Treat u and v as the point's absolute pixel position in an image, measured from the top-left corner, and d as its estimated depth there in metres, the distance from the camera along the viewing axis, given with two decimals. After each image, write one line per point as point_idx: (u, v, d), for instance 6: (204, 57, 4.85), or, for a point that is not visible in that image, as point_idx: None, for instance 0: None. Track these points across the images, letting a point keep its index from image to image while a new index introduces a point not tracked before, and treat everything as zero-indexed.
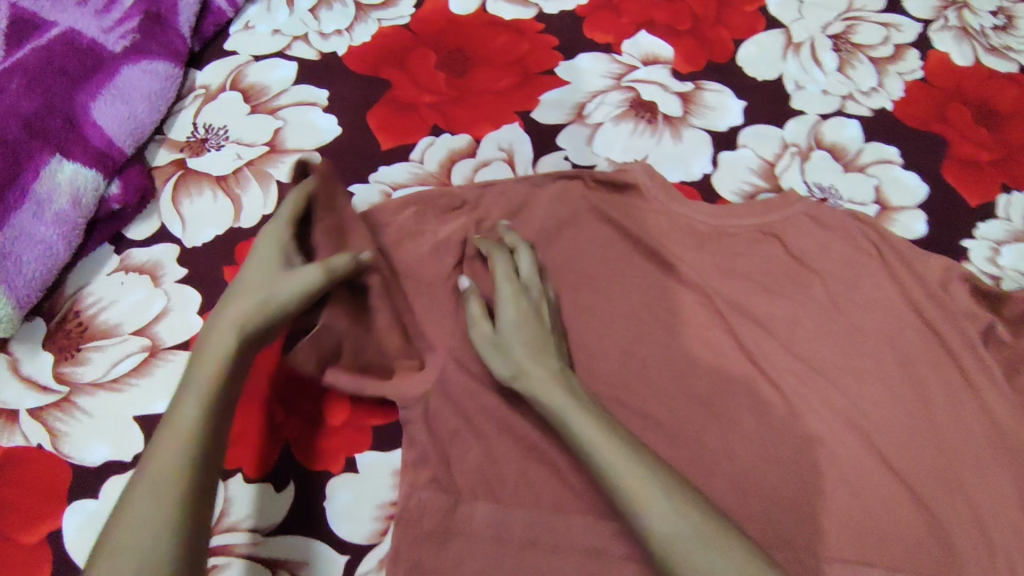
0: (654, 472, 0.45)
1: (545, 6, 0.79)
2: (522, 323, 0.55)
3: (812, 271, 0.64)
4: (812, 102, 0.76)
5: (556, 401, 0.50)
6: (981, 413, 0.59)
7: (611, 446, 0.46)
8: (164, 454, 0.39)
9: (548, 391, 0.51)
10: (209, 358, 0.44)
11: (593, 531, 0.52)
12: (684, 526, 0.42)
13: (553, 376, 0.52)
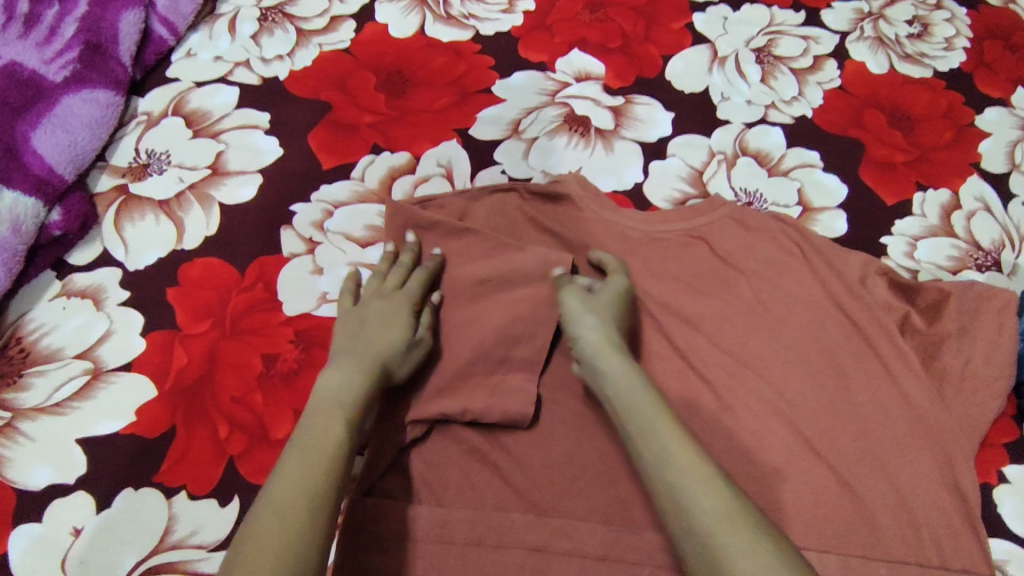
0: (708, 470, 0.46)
1: (481, 28, 0.82)
2: (583, 322, 0.57)
3: (736, 270, 0.68)
4: (736, 112, 0.80)
5: (623, 392, 0.52)
6: (899, 397, 0.62)
7: (677, 443, 0.48)
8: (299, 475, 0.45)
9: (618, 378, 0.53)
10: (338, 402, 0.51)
11: (535, 528, 0.53)
12: (722, 512, 0.43)
13: (625, 372, 0.53)
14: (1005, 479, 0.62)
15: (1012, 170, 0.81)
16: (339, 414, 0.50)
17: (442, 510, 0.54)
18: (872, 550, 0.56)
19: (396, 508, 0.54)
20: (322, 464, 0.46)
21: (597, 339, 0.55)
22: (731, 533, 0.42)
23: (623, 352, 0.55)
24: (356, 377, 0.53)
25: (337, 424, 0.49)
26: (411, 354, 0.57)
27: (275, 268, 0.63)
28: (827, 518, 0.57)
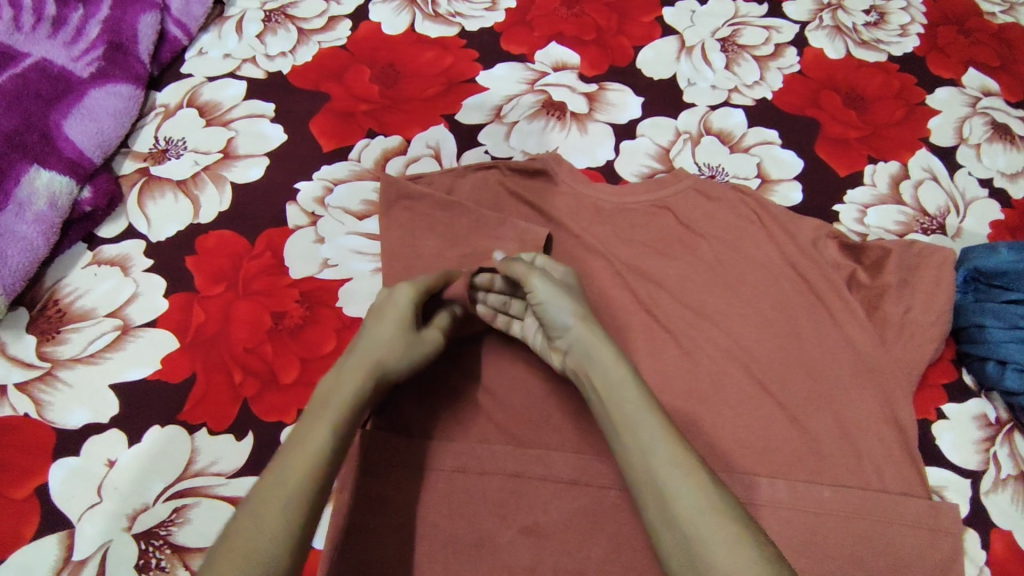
0: (684, 453, 0.49)
1: (467, 24, 0.90)
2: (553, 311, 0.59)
3: (698, 235, 0.74)
4: (702, 96, 0.88)
5: (612, 387, 0.54)
6: (845, 343, 0.68)
7: (659, 433, 0.50)
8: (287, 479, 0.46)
9: (599, 370, 0.55)
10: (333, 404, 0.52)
11: (513, 458, 0.60)
12: (699, 495, 0.47)
13: (602, 353, 0.56)
14: (943, 416, 0.68)
15: (959, 143, 0.87)
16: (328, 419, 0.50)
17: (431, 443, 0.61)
18: (818, 476, 0.63)
19: (390, 440, 0.60)
20: (302, 475, 0.46)
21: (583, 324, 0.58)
22: (709, 521, 0.46)
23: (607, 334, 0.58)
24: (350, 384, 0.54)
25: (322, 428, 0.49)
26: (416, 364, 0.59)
27: (281, 239, 0.70)
28: (777, 449, 0.64)
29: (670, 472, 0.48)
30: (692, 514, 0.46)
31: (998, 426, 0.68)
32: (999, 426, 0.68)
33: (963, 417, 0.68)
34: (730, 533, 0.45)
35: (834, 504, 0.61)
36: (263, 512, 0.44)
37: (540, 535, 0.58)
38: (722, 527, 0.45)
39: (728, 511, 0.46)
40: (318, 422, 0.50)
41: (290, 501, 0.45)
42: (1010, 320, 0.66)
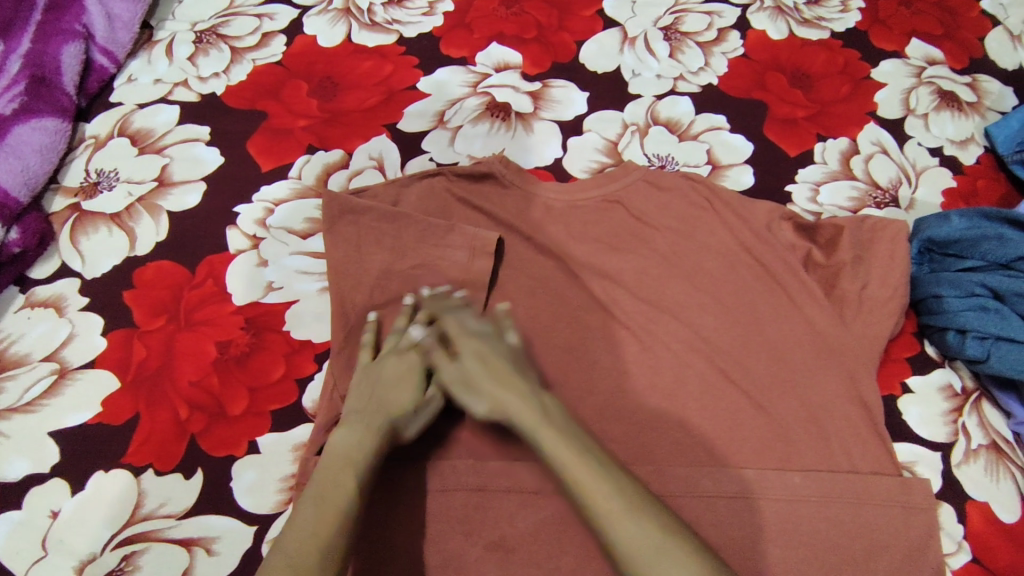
0: (612, 488, 0.48)
1: (404, 31, 0.88)
2: (484, 355, 0.60)
3: (650, 228, 0.73)
4: (647, 86, 0.87)
5: (530, 427, 0.54)
6: (805, 324, 0.68)
7: (591, 477, 0.49)
8: (306, 532, 0.47)
9: (515, 409, 0.55)
10: (346, 456, 0.53)
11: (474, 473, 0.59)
12: (636, 537, 0.46)
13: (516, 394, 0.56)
14: (907, 390, 0.68)
15: (907, 115, 0.87)
16: (351, 472, 0.52)
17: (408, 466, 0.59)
18: (786, 462, 0.62)
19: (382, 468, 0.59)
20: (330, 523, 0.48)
21: (500, 378, 0.58)
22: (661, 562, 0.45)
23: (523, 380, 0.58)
24: (364, 437, 0.55)
25: (348, 478, 0.51)
26: (419, 417, 0.59)
27: (223, 265, 0.68)
28: (743, 438, 0.63)
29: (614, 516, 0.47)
30: (632, 553, 0.46)
31: (964, 396, 0.67)
32: (965, 395, 0.67)
33: (928, 389, 0.67)
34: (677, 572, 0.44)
35: (806, 489, 0.60)
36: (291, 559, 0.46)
37: (507, 549, 0.57)
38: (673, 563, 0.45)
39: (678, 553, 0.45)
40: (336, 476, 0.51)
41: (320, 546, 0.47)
42: (968, 288, 0.65)
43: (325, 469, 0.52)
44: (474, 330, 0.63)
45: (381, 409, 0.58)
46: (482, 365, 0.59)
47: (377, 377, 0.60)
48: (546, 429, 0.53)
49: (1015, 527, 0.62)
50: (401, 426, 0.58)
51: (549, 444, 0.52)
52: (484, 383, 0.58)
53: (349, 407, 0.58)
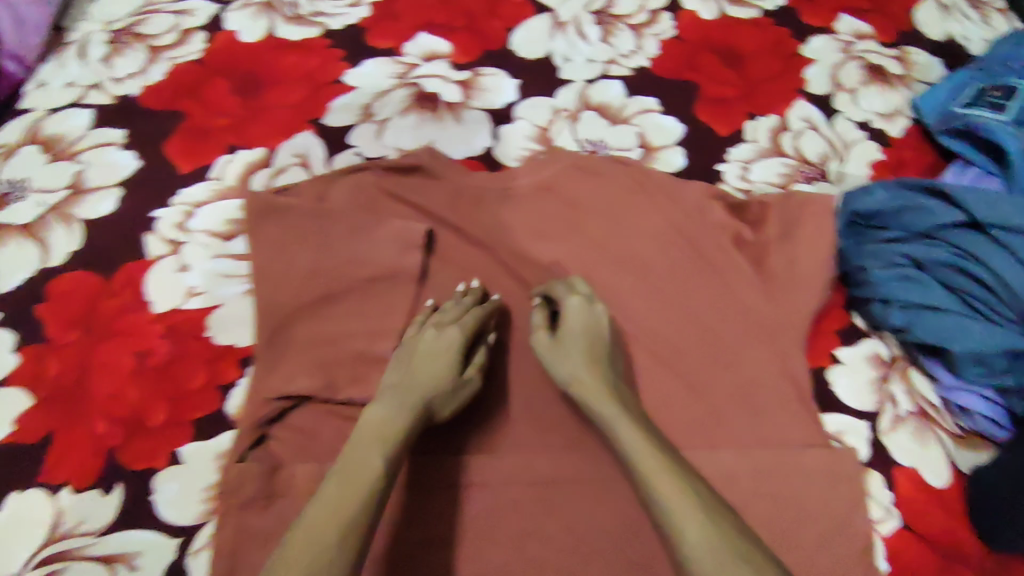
0: (680, 474, 0.48)
1: (329, 24, 0.86)
2: (585, 338, 0.59)
3: (582, 213, 0.73)
4: (578, 70, 0.86)
5: (608, 413, 0.54)
6: (734, 303, 0.68)
7: (654, 460, 0.49)
8: (348, 499, 0.46)
9: (591, 395, 0.56)
10: (388, 430, 0.52)
11: (464, 468, 0.61)
12: (697, 519, 0.45)
13: (597, 381, 0.57)
14: (837, 361, 0.69)
15: (836, 90, 0.88)
16: (377, 448, 0.50)
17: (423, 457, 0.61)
18: (720, 441, 0.63)
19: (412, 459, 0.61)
20: (359, 495, 0.47)
21: (581, 363, 0.58)
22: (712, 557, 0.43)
23: (603, 368, 0.58)
24: (399, 412, 0.54)
25: (376, 456, 0.50)
26: (455, 394, 0.58)
27: (140, 272, 0.66)
28: (677, 419, 0.64)
29: (669, 503, 0.46)
30: (688, 525, 0.45)
31: (891, 364, 0.68)
32: (892, 364, 0.68)
33: (857, 360, 0.68)
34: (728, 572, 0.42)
35: (739, 467, 0.61)
36: (320, 530, 0.44)
37: (448, 542, 0.59)
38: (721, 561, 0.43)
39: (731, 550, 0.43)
40: (368, 449, 0.50)
41: (351, 515, 0.46)
42: (889, 258, 0.66)
43: (355, 439, 0.51)
44: (589, 308, 0.62)
45: (412, 384, 0.56)
46: (584, 348, 0.59)
47: (421, 352, 0.58)
48: (623, 415, 0.54)
49: (945, 491, 0.64)
50: (438, 403, 0.56)
51: (623, 428, 0.53)
52: (575, 363, 0.58)
53: (382, 382, 0.57)
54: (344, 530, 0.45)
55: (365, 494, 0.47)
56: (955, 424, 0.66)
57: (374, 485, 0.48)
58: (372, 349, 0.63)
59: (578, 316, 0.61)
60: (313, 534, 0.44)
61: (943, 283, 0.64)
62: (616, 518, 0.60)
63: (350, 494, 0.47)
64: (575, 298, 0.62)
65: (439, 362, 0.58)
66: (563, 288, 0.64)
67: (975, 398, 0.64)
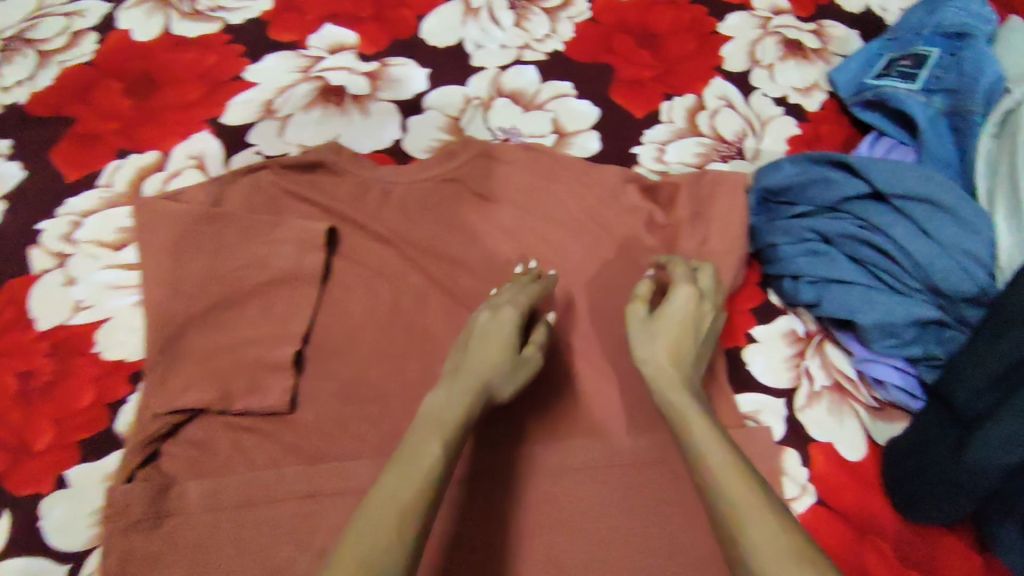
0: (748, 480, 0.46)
1: (229, 18, 0.83)
2: (676, 328, 0.59)
3: (492, 203, 0.71)
4: (491, 57, 0.84)
5: (681, 409, 0.54)
6: (644, 288, 0.67)
7: (722, 459, 0.47)
8: (403, 486, 0.43)
9: (672, 395, 0.55)
10: (448, 415, 0.49)
11: (521, 458, 0.60)
12: (761, 524, 0.42)
13: (677, 378, 0.57)
14: (753, 340, 0.68)
15: (753, 67, 0.87)
16: (436, 433, 0.47)
17: (485, 452, 0.60)
18: (631, 427, 0.62)
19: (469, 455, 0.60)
20: (417, 485, 0.43)
21: (660, 358, 0.58)
22: (764, 546, 0.41)
23: (683, 362, 0.58)
24: (458, 395, 0.51)
25: (434, 443, 0.46)
26: (515, 376, 0.55)
27: (24, 289, 0.65)
28: (588, 408, 0.63)
29: (734, 499, 0.44)
30: (748, 528, 0.42)
31: (806, 339, 0.68)
32: (808, 339, 0.68)
33: (771, 337, 0.68)
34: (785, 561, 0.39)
35: (649, 452, 0.60)
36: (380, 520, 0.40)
37: (506, 532, 0.58)
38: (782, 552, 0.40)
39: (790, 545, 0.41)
40: (426, 435, 0.47)
41: (409, 505, 0.42)
42: (798, 234, 0.66)
43: (419, 424, 0.48)
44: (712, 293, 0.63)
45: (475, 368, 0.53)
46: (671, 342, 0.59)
47: (477, 339, 0.56)
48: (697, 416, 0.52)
49: (860, 465, 0.64)
50: (496, 385, 0.53)
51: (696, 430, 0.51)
52: (658, 357, 0.58)
53: (447, 368, 0.54)
54: (401, 520, 0.40)
55: (426, 485, 0.43)
56: (872, 396, 0.65)
57: (433, 477, 0.44)
58: (272, 356, 0.61)
59: (686, 295, 0.60)
60: (375, 520, 0.40)
61: (851, 255, 0.64)
62: (528, 514, 0.58)
63: (411, 478, 0.43)
64: (683, 283, 0.62)
65: (499, 345, 0.55)
66: (682, 270, 0.63)
67: (886, 368, 0.63)
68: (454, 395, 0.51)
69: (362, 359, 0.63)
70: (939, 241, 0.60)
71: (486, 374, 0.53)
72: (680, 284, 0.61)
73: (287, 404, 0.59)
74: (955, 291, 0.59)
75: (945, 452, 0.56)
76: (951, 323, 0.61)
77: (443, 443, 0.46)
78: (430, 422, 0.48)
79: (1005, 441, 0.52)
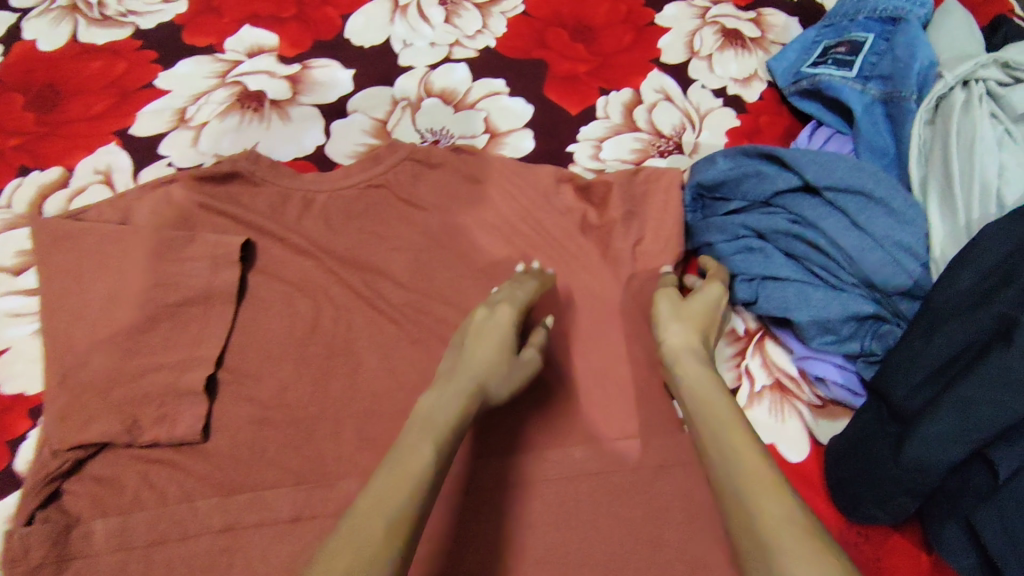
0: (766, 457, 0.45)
1: (141, 23, 0.79)
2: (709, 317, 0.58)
3: (419, 209, 0.68)
4: (419, 56, 0.81)
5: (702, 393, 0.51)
6: (576, 293, 0.65)
7: (745, 440, 0.46)
8: (399, 484, 0.42)
9: (693, 374, 0.53)
10: (440, 417, 0.49)
11: (516, 469, 0.59)
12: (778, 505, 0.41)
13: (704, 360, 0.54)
14: None
15: (692, 57, 0.83)
16: (428, 437, 0.47)
17: (489, 462, 0.59)
18: (565, 438, 0.60)
19: (473, 469, 0.59)
20: (409, 485, 0.42)
21: (685, 342, 0.56)
22: (778, 522, 0.40)
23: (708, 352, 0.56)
24: (450, 398, 0.51)
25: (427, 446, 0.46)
26: (511, 378, 0.56)
27: None
28: (522, 421, 0.61)
29: (749, 480, 0.43)
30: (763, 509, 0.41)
31: (746, 338, 0.66)
32: (748, 337, 0.66)
33: None
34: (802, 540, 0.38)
35: (584, 464, 0.59)
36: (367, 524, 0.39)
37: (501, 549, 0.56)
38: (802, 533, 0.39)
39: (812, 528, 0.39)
40: (420, 438, 0.47)
41: (396, 507, 0.41)
42: (732, 231, 0.64)
43: (417, 420, 0.49)
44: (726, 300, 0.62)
45: (477, 370, 0.54)
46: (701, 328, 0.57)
47: (483, 338, 0.56)
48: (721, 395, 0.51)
49: (804, 465, 0.61)
50: (492, 388, 0.54)
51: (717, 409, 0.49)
52: (684, 340, 0.56)
53: (451, 367, 0.55)
54: (390, 524, 0.40)
55: (419, 490, 0.43)
56: (813, 393, 0.64)
57: (423, 480, 0.43)
58: (183, 382, 0.57)
59: (707, 296, 0.60)
60: (361, 525, 0.39)
61: (786, 251, 0.63)
62: (502, 538, 0.56)
63: (399, 482, 0.42)
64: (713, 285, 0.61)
65: (503, 348, 0.56)
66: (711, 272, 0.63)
67: (827, 365, 0.62)
68: (447, 397, 0.51)
69: (282, 380, 0.60)
70: (871, 234, 0.59)
71: (485, 374, 0.54)
72: (713, 282, 0.61)
73: (199, 432, 0.56)
74: (887, 285, 0.58)
75: (885, 451, 0.54)
76: (888, 317, 0.59)
77: (436, 445, 0.46)
78: (425, 424, 0.48)
79: (944, 440, 0.50)
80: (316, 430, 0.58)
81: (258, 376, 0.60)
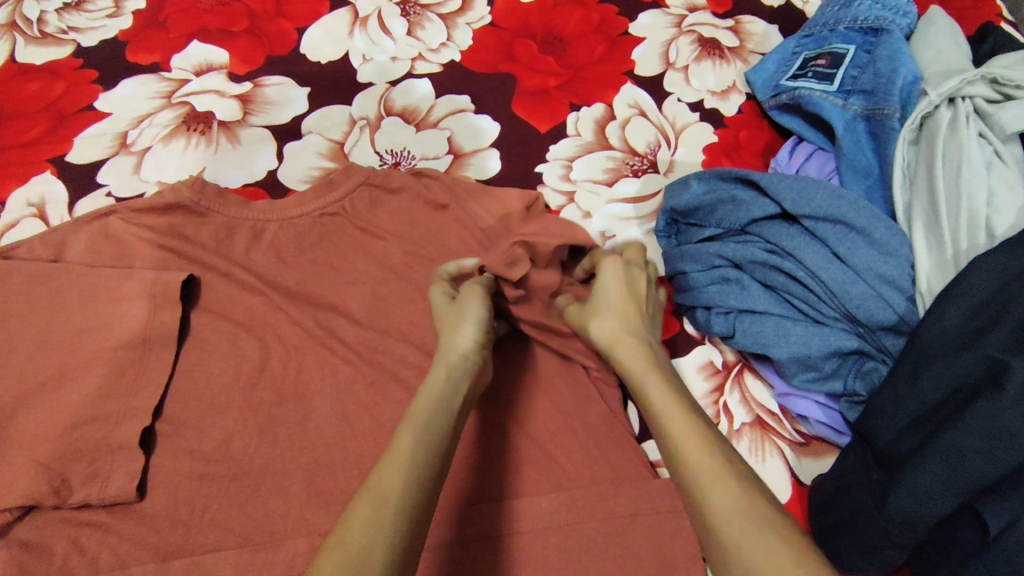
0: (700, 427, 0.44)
1: (82, 40, 0.75)
2: (623, 296, 0.55)
3: (377, 237, 0.64)
4: (379, 71, 0.76)
5: (643, 377, 0.48)
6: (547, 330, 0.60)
7: (687, 428, 0.43)
8: (387, 470, 0.40)
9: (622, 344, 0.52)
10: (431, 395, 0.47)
11: (505, 516, 0.53)
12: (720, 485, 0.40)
13: (628, 331, 0.52)
14: None
15: (667, 69, 0.79)
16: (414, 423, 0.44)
17: (478, 506, 0.54)
18: (531, 486, 0.55)
19: (461, 515, 0.53)
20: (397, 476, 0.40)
21: (609, 320, 0.53)
22: (726, 511, 0.38)
23: (634, 318, 0.54)
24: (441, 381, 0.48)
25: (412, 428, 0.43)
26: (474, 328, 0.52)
27: None
28: (484, 469, 0.56)
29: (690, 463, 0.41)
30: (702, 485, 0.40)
31: (724, 371, 0.62)
32: (726, 371, 0.62)
33: (688, 372, 0.61)
34: (744, 537, 0.37)
35: (552, 515, 0.53)
36: (357, 519, 0.37)
37: None
38: (756, 535, 0.36)
39: (756, 523, 0.37)
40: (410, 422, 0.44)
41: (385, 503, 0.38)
42: (706, 260, 0.61)
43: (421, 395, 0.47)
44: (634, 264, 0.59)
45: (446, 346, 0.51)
46: (621, 307, 0.54)
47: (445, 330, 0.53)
48: (647, 365, 0.49)
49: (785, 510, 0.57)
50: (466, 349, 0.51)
51: (647, 379, 0.48)
52: (606, 327, 0.53)
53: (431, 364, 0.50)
54: (383, 513, 0.37)
55: (414, 481, 0.40)
56: (795, 430, 0.59)
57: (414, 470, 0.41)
58: (118, 437, 0.53)
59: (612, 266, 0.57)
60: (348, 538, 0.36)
61: (763, 282, 0.60)
62: None
63: (390, 469, 0.40)
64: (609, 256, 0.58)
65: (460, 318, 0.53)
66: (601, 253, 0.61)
67: (809, 403, 0.58)
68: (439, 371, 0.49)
69: (229, 429, 0.56)
70: (852, 266, 0.56)
71: (462, 322, 0.53)
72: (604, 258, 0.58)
73: (134, 491, 0.52)
74: (872, 320, 0.55)
75: (869, 499, 0.50)
76: (872, 353, 0.56)
77: (422, 433, 0.43)
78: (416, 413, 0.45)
79: (934, 493, 0.46)
80: (263, 485, 0.54)
81: (201, 427, 0.56)
